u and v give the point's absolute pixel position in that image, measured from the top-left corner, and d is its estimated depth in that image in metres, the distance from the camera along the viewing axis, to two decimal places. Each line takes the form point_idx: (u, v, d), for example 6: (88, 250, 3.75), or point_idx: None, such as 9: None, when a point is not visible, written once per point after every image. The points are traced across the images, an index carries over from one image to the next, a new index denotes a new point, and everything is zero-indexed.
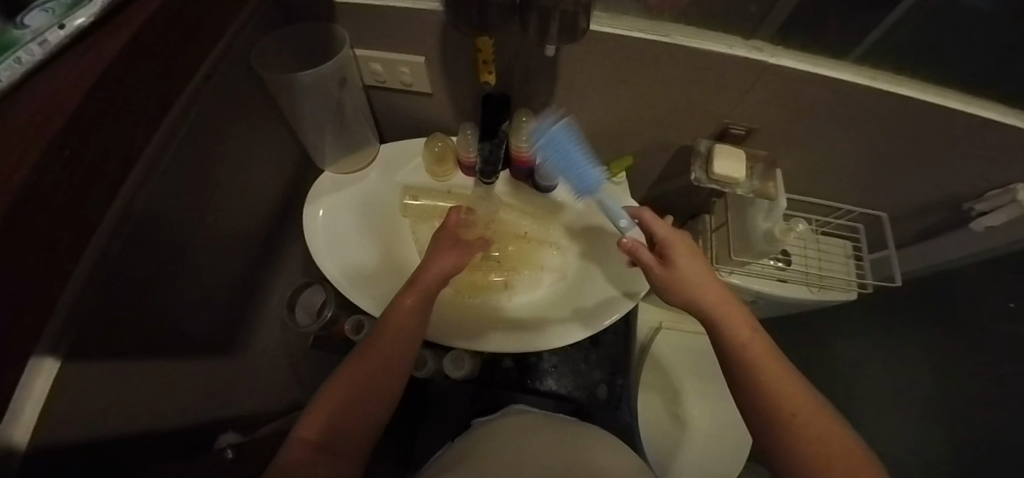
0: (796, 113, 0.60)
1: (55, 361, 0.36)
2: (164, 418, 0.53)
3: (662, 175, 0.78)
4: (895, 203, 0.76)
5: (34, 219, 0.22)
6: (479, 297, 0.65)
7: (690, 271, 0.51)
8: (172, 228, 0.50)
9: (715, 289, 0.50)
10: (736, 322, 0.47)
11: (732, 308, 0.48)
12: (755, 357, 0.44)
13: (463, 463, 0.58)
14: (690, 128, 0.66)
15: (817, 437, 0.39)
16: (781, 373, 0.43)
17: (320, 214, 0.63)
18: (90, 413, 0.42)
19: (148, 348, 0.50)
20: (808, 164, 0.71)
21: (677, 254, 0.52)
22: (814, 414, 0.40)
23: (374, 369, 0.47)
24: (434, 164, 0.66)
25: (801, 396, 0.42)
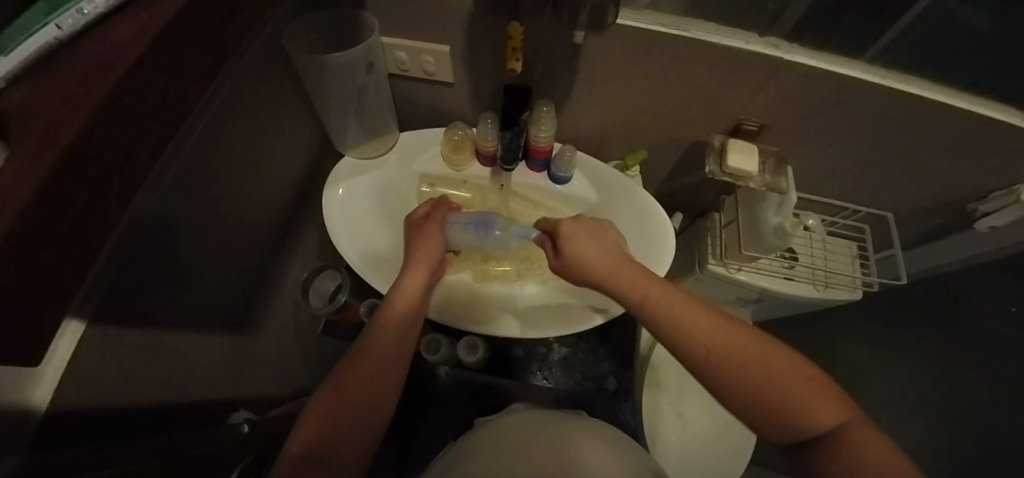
0: (807, 110, 0.62)
1: (79, 325, 0.41)
2: (187, 391, 0.53)
3: (674, 170, 0.80)
4: (903, 205, 0.78)
5: (87, 162, 0.25)
6: (491, 286, 0.70)
7: (586, 247, 0.48)
8: (197, 197, 0.51)
9: (607, 252, 0.48)
10: (634, 281, 0.45)
11: (620, 266, 0.47)
12: (666, 306, 0.41)
13: (472, 458, 0.59)
14: (705, 123, 0.67)
15: (770, 378, 0.36)
16: (707, 318, 0.40)
17: (340, 194, 0.65)
18: (118, 365, 0.45)
19: (174, 313, 0.51)
20: (817, 162, 0.72)
21: (571, 235, 0.50)
22: (743, 343, 0.38)
23: (378, 370, 0.45)
24: (452, 151, 0.68)
25: (733, 338, 0.38)
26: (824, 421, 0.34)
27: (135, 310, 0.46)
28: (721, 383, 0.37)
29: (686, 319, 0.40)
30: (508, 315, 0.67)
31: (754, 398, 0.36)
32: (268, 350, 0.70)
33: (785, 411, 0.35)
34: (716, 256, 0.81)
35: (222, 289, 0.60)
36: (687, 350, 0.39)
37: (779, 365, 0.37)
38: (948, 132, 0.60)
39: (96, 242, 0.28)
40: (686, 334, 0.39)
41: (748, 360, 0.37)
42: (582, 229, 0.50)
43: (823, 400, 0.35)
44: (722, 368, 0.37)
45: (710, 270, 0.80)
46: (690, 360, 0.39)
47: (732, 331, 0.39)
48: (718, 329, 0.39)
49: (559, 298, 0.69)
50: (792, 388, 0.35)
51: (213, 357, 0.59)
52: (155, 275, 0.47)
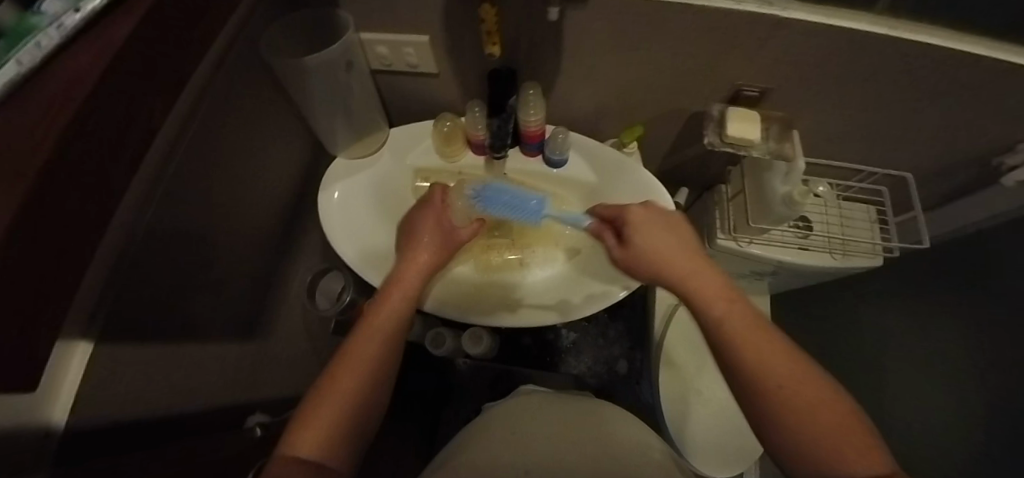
0: (807, 71, 0.58)
1: (88, 345, 0.43)
2: (196, 401, 0.55)
3: (674, 145, 0.77)
4: (924, 162, 0.73)
5: (63, 180, 0.25)
6: (497, 275, 0.70)
7: (658, 242, 0.48)
8: (193, 213, 0.52)
9: (686, 252, 0.47)
10: (714, 292, 0.44)
11: (698, 269, 0.46)
12: (736, 323, 0.41)
13: (477, 442, 0.59)
14: (703, 92, 0.64)
15: (824, 421, 0.35)
16: (769, 342, 0.39)
17: (336, 197, 0.65)
18: (126, 387, 0.46)
19: (182, 328, 0.53)
20: (826, 125, 0.68)
21: (644, 230, 0.50)
22: (802, 383, 0.37)
23: (367, 366, 0.44)
24: (444, 143, 0.66)
25: (793, 372, 0.37)
26: (862, 463, 0.32)
27: (136, 331, 0.47)
28: (766, 408, 0.37)
29: (754, 340, 0.40)
30: (511, 305, 0.67)
31: (801, 440, 0.35)
32: (278, 353, 0.72)
33: (820, 452, 0.34)
34: (726, 230, 0.78)
35: (228, 300, 0.61)
36: (743, 372, 0.39)
37: (818, 397, 0.36)
38: (969, 81, 0.56)
39: (75, 273, 0.28)
40: (752, 352, 0.39)
41: (804, 398, 0.36)
42: (660, 225, 0.50)
43: (871, 452, 0.33)
44: (778, 399, 0.36)
45: (720, 245, 0.77)
46: (739, 375, 0.39)
47: (795, 369, 0.38)
48: (779, 358, 0.38)
49: (562, 286, 0.68)
50: (825, 419, 0.35)
51: (224, 364, 0.60)
52: (152, 288, 0.48)
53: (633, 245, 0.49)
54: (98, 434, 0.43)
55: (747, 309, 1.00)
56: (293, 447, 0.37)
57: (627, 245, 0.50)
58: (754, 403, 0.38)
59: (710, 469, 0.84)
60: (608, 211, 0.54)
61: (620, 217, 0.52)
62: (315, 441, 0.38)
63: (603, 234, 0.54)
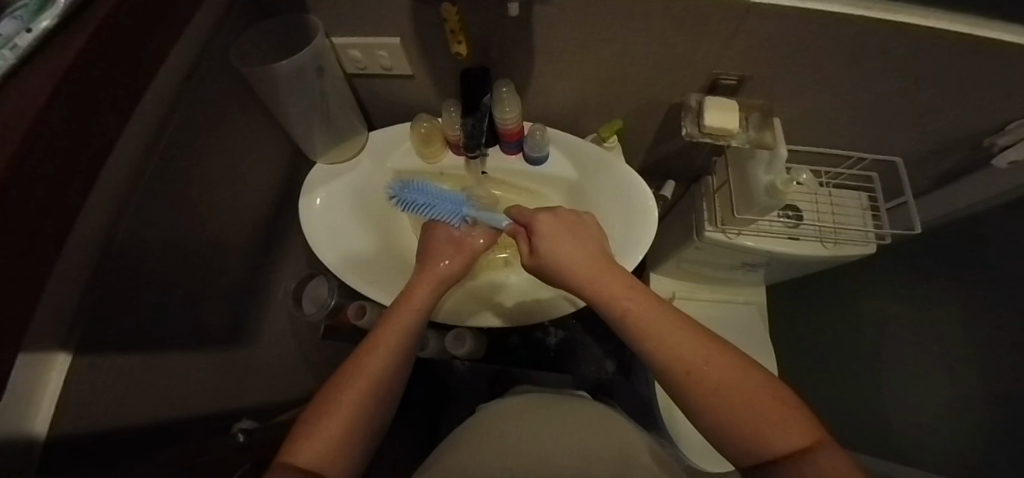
0: (784, 57, 0.57)
1: (67, 357, 0.42)
2: (181, 410, 0.55)
3: (655, 139, 0.77)
4: (911, 145, 0.72)
5: (18, 197, 0.24)
6: (482, 275, 0.69)
7: (563, 248, 0.45)
8: (170, 221, 0.52)
9: (586, 255, 0.45)
10: (619, 292, 0.42)
11: (599, 269, 0.44)
12: (643, 321, 0.39)
13: (464, 445, 0.57)
14: (680, 83, 0.63)
15: (743, 403, 0.34)
16: (683, 334, 0.38)
17: (318, 203, 0.65)
18: (109, 401, 0.46)
19: (161, 340, 0.52)
20: (808, 111, 0.67)
21: (547, 235, 0.46)
22: (727, 367, 0.36)
23: (375, 380, 0.41)
24: (422, 144, 0.66)
25: (707, 354, 0.37)
26: (791, 445, 0.32)
27: (117, 345, 0.47)
28: (694, 405, 0.36)
29: (667, 337, 0.38)
30: (497, 305, 0.67)
31: (730, 430, 0.34)
32: (262, 360, 0.72)
33: (749, 438, 0.33)
34: (714, 222, 0.76)
35: (210, 308, 0.61)
36: (667, 369, 0.37)
37: (745, 381, 0.35)
38: (952, 61, 0.54)
39: (34, 294, 0.27)
40: (669, 351, 0.37)
41: (729, 387, 0.35)
42: (564, 224, 0.47)
43: (789, 425, 0.32)
44: (706, 393, 0.35)
45: (708, 237, 0.75)
46: (662, 374, 0.38)
47: (715, 353, 0.37)
48: (701, 353, 0.37)
49: (546, 284, 0.68)
50: (738, 398, 0.34)
51: (208, 372, 0.60)
52: (129, 299, 0.47)
53: (540, 255, 0.46)
54: (86, 447, 0.43)
55: (741, 302, 0.98)
56: (292, 456, 0.36)
57: (535, 255, 0.46)
58: (686, 402, 0.37)
59: (712, 464, 0.82)
60: (519, 215, 0.50)
61: (529, 224, 0.48)
62: (311, 456, 0.36)
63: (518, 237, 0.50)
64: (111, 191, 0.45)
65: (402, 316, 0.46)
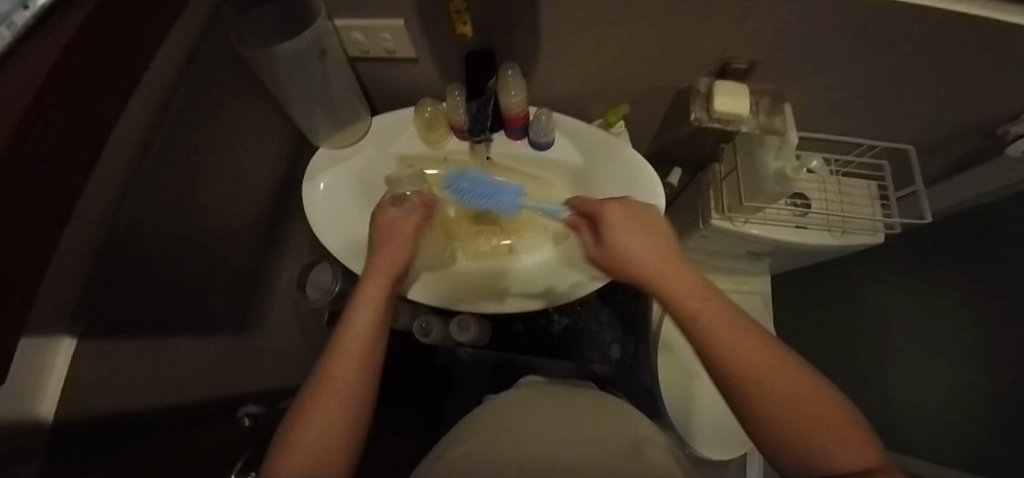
0: (797, 41, 0.55)
1: (72, 342, 0.42)
2: (186, 395, 0.55)
3: (661, 126, 0.76)
4: (924, 131, 0.71)
5: (19, 180, 0.24)
6: (486, 262, 0.69)
7: (631, 242, 0.46)
8: (172, 207, 0.52)
9: (653, 250, 0.46)
10: (685, 291, 0.43)
11: (667, 265, 0.45)
12: (711, 322, 0.40)
13: (476, 428, 0.56)
14: (688, 68, 0.62)
15: (807, 417, 0.35)
16: (747, 338, 0.39)
17: (322, 188, 0.65)
18: (115, 387, 0.46)
19: (161, 327, 0.52)
20: (819, 97, 0.66)
21: (616, 228, 0.47)
22: (791, 379, 0.36)
23: (348, 383, 0.42)
24: (427, 129, 0.65)
25: (771, 361, 0.37)
26: (844, 460, 0.33)
27: (121, 331, 0.46)
28: (750, 411, 0.37)
29: (735, 341, 0.39)
30: (501, 291, 0.67)
31: (786, 436, 0.35)
32: (268, 345, 0.73)
33: (805, 449, 0.34)
34: (721, 210, 0.75)
35: (215, 294, 0.61)
36: (730, 374, 0.38)
37: (807, 394, 0.36)
38: (971, 47, 0.53)
39: (34, 279, 0.27)
40: (732, 353, 0.38)
41: (789, 397, 0.36)
42: (631, 219, 0.48)
43: (848, 442, 0.34)
44: (761, 400, 0.36)
45: (714, 225, 0.74)
46: (721, 377, 0.39)
47: (780, 364, 0.37)
48: (765, 357, 0.38)
49: (550, 271, 0.68)
50: (804, 414, 0.35)
51: (214, 357, 0.61)
52: (132, 286, 0.47)
53: (611, 242, 0.47)
54: (90, 432, 0.43)
55: (746, 290, 0.98)
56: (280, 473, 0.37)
57: (605, 241, 0.48)
58: (740, 402, 0.38)
59: (715, 451, 0.83)
60: (585, 204, 0.51)
61: (599, 212, 0.49)
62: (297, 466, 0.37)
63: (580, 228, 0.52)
64: (111, 177, 0.44)
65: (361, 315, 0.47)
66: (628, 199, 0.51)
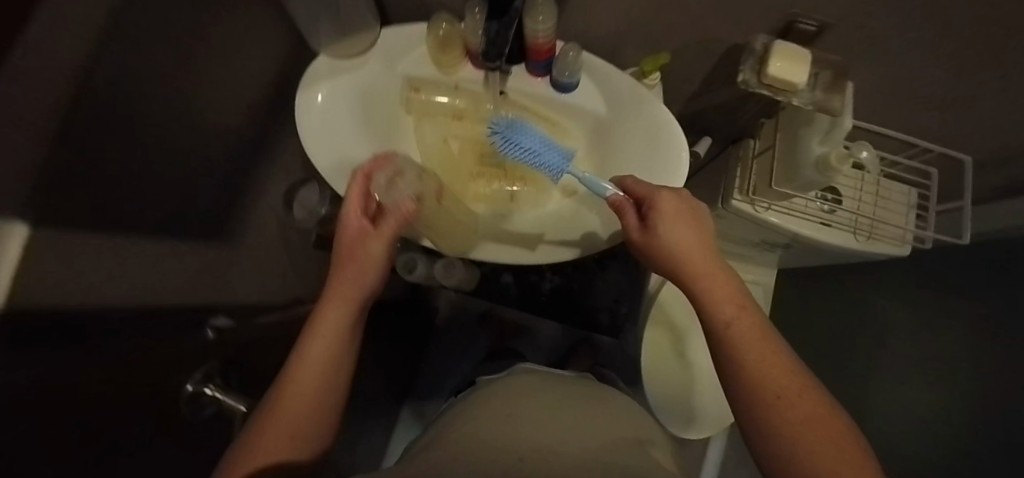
0: (885, 13, 0.46)
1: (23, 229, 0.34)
2: (189, 301, 0.55)
3: (701, 88, 0.69)
4: (990, 141, 0.63)
5: None
6: (484, 204, 0.65)
7: (680, 235, 0.45)
8: (160, 102, 0.47)
9: (699, 249, 0.45)
10: (724, 298, 0.43)
11: (709, 268, 0.45)
12: (743, 334, 0.41)
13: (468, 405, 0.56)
14: (747, 23, 0.53)
15: (819, 440, 0.36)
16: (775, 356, 0.40)
17: (320, 100, 0.59)
18: (111, 290, 0.43)
19: (166, 230, 0.51)
20: (886, 81, 0.58)
21: (667, 217, 0.45)
22: (810, 402, 0.38)
23: (323, 366, 0.42)
24: (439, 50, 0.58)
25: (793, 383, 0.38)
26: None
27: (119, 228, 0.44)
28: (759, 425, 0.38)
29: (762, 357, 0.40)
30: (498, 238, 0.64)
31: (794, 457, 0.36)
32: (251, 256, 0.70)
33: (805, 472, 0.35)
34: (743, 191, 0.69)
35: (210, 200, 0.58)
36: (755, 391, 0.39)
37: (825, 421, 0.37)
38: None
39: None
40: (761, 369, 0.39)
41: (801, 420, 0.37)
42: (684, 212, 0.46)
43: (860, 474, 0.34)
44: (777, 418, 0.37)
45: (734, 207, 0.68)
46: (741, 390, 0.40)
47: (802, 387, 0.38)
48: (790, 377, 0.39)
49: (550, 225, 0.64)
50: (817, 438, 0.36)
51: (202, 265, 0.59)
52: (118, 187, 0.42)
53: (656, 231, 0.45)
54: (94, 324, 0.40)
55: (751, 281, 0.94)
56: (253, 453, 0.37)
57: (649, 229, 0.46)
58: (750, 417, 0.39)
59: (688, 429, 0.84)
60: (636, 186, 0.48)
61: (650, 197, 0.46)
62: (278, 450, 0.38)
63: (624, 210, 0.48)
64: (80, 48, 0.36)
65: (333, 302, 0.45)
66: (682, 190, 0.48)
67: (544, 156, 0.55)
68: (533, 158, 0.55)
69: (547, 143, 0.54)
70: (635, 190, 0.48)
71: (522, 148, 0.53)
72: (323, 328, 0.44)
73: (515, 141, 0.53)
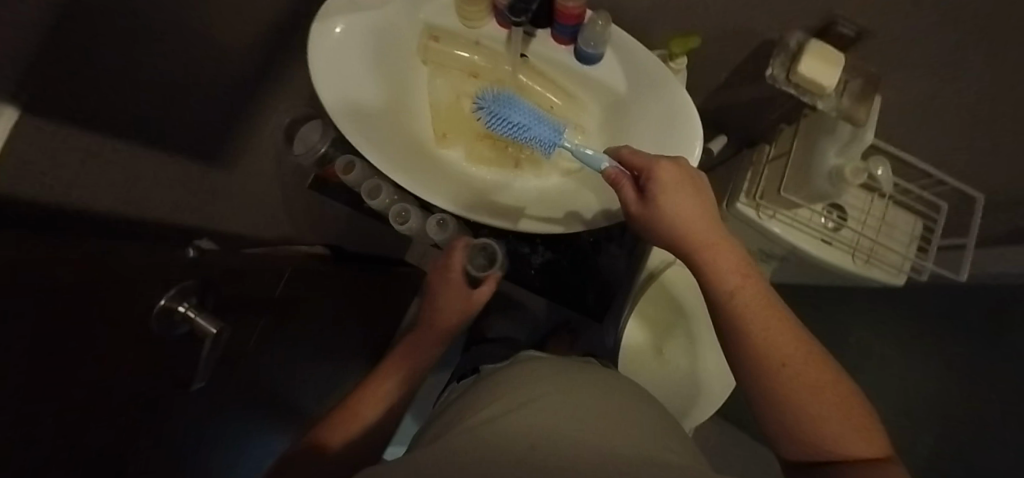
0: (930, 29, 0.45)
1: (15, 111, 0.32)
2: (162, 216, 0.54)
3: (726, 82, 0.67)
4: (1005, 183, 0.62)
5: None
6: (487, 167, 0.64)
7: (677, 205, 0.45)
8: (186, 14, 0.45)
9: (696, 217, 0.45)
10: (725, 265, 0.44)
11: (709, 235, 0.45)
12: (745, 300, 0.41)
13: (476, 385, 0.55)
14: (787, 18, 0.51)
15: (818, 397, 0.36)
16: (776, 319, 0.40)
17: (337, 33, 0.55)
18: (90, 184, 0.43)
19: (159, 144, 0.50)
20: (914, 103, 0.57)
21: (666, 188, 0.45)
22: (810, 362, 0.38)
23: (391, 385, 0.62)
24: (466, 0, 0.56)
25: (794, 345, 0.39)
26: (861, 450, 0.34)
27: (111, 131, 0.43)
28: (759, 389, 0.38)
29: (762, 320, 0.40)
30: (499, 202, 0.63)
31: (798, 423, 0.36)
32: (238, 183, 0.69)
33: (807, 435, 0.36)
34: (749, 195, 0.68)
35: (209, 119, 0.57)
36: (758, 355, 0.39)
37: (827, 380, 0.37)
38: None
39: None
40: (762, 334, 0.39)
41: (803, 383, 0.37)
42: (681, 182, 0.46)
43: (863, 430, 0.35)
44: (780, 382, 0.37)
45: (738, 209, 0.67)
46: (742, 354, 0.40)
47: (801, 345, 0.39)
48: (791, 338, 0.39)
49: (552, 197, 0.63)
50: (818, 399, 0.36)
51: (187, 183, 0.57)
52: (120, 89, 0.41)
53: (655, 203, 0.45)
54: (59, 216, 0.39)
55: None
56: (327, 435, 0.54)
57: (649, 201, 0.46)
58: (750, 383, 0.39)
59: None
60: (634, 157, 0.48)
61: (647, 168, 0.47)
62: (339, 438, 0.54)
63: (622, 183, 0.49)
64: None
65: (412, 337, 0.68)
66: (681, 161, 0.48)
67: (536, 131, 0.56)
68: (525, 133, 0.56)
69: (539, 117, 0.55)
70: (633, 162, 0.48)
71: (507, 120, 0.55)
72: (396, 359, 0.65)
73: (507, 114, 0.55)
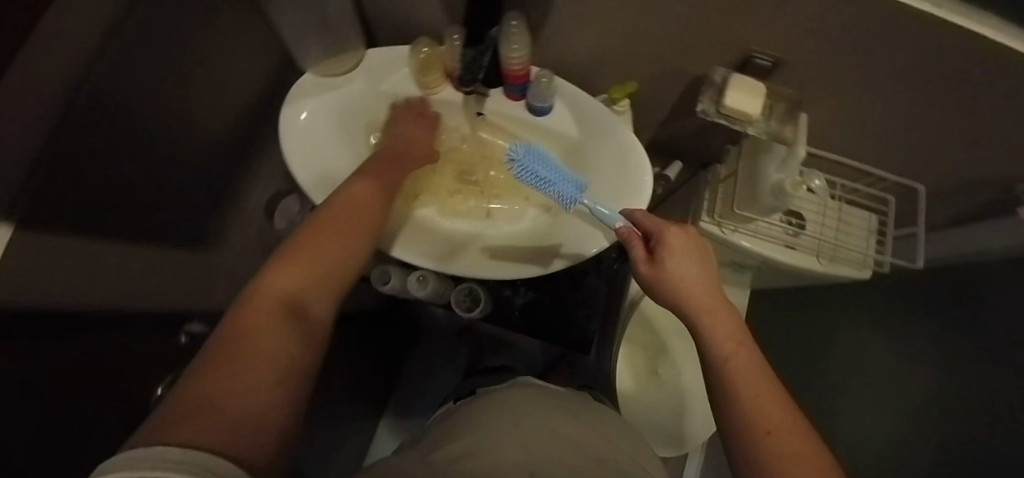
0: (832, 51, 0.50)
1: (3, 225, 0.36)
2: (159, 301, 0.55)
3: (670, 114, 0.72)
4: (939, 172, 0.67)
5: None
6: (462, 220, 0.66)
7: (684, 270, 0.46)
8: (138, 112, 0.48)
9: (702, 286, 0.46)
10: (724, 330, 0.43)
11: (713, 302, 0.45)
12: (738, 365, 0.40)
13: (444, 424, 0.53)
14: (710, 55, 0.56)
15: (800, 461, 0.33)
16: (767, 388, 0.39)
17: (303, 118, 0.60)
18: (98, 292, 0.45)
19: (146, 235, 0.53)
20: (840, 115, 0.62)
21: (674, 253, 0.46)
22: (799, 435, 0.35)
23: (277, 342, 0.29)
24: (421, 72, 0.60)
25: (781, 414, 0.36)
26: None
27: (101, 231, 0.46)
28: (747, 457, 0.36)
29: (755, 388, 0.39)
30: (478, 252, 0.63)
31: None
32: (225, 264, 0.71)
33: None
34: (711, 214, 0.72)
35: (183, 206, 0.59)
36: (746, 422, 0.37)
37: (816, 458, 0.33)
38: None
39: None
40: (750, 403, 0.37)
41: (788, 446, 0.34)
42: (691, 250, 0.47)
43: None
44: (767, 445, 0.35)
45: (702, 228, 0.71)
46: (733, 423, 0.38)
47: (791, 420, 0.36)
48: (781, 409, 0.37)
49: (527, 240, 0.64)
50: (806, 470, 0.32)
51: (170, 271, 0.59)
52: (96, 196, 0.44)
53: (664, 265, 0.46)
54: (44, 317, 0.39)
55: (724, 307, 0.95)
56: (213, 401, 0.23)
57: (657, 263, 0.47)
58: (737, 448, 0.37)
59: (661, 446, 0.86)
60: (647, 220, 0.50)
61: (659, 233, 0.48)
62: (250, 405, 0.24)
63: (632, 241, 0.49)
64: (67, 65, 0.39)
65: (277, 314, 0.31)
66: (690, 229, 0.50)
67: (559, 186, 0.52)
68: (547, 187, 0.52)
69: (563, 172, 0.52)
70: (648, 225, 0.50)
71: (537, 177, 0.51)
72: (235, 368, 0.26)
73: (534, 169, 0.51)
